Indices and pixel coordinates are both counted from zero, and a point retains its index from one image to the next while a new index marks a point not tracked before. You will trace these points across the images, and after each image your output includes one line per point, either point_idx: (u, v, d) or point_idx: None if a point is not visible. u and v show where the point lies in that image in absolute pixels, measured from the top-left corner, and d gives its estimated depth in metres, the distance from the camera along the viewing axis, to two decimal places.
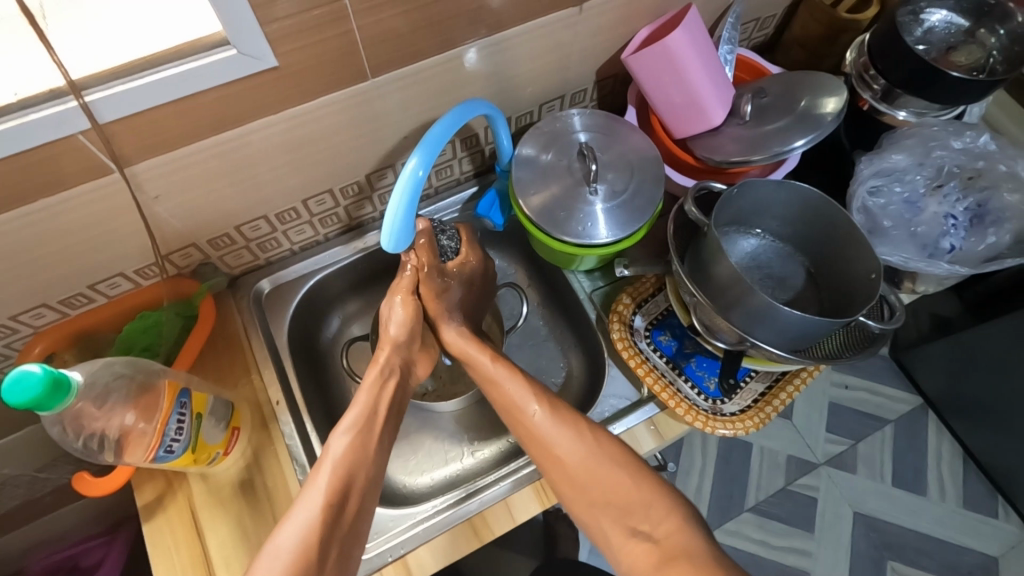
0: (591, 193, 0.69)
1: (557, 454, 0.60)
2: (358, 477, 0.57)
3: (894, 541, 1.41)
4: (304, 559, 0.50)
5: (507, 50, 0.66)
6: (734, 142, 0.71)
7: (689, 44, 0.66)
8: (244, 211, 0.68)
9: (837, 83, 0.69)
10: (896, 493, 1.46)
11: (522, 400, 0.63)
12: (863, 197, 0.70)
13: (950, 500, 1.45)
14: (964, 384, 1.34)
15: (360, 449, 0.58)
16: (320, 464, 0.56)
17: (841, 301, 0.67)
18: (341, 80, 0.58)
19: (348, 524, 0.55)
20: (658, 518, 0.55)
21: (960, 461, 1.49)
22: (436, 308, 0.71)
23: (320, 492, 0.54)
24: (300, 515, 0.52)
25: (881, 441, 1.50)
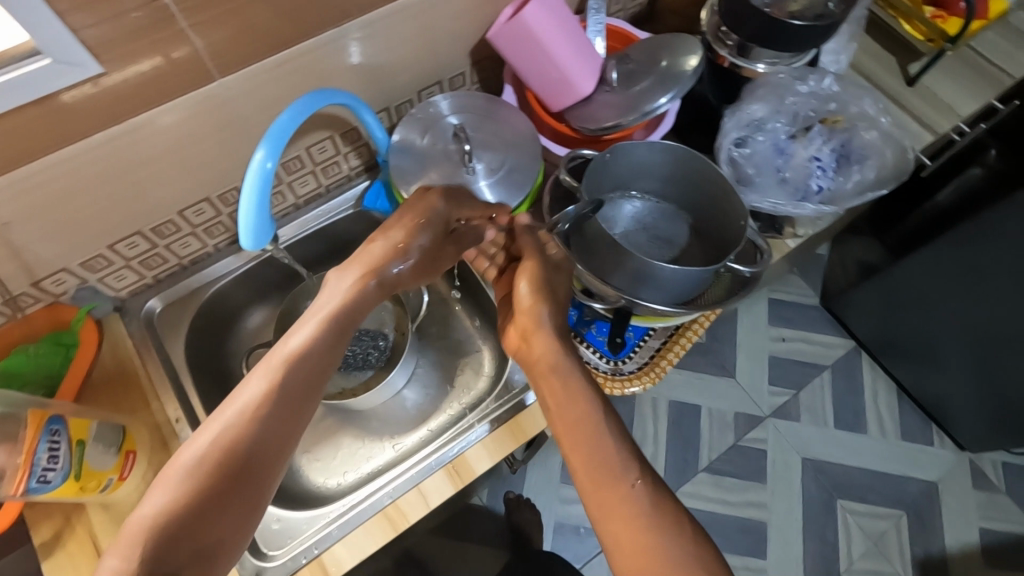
0: (470, 173, 0.70)
1: (586, 419, 0.55)
2: (311, 383, 0.53)
3: (841, 480, 1.48)
4: (220, 463, 0.47)
5: (365, 39, 0.66)
6: (606, 108, 0.72)
7: (544, 16, 0.67)
8: (114, 228, 0.66)
9: (693, 42, 0.71)
10: (840, 435, 1.52)
11: (563, 365, 0.60)
12: (728, 149, 0.73)
13: (889, 435, 1.52)
14: (889, 323, 1.40)
15: (310, 360, 0.54)
16: (263, 369, 0.53)
17: (719, 249, 0.70)
18: (184, 83, 0.56)
19: (285, 426, 0.50)
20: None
21: (896, 397, 1.56)
22: (526, 320, 0.64)
23: (259, 391, 0.51)
24: (220, 423, 0.49)
25: (821, 387, 1.56)
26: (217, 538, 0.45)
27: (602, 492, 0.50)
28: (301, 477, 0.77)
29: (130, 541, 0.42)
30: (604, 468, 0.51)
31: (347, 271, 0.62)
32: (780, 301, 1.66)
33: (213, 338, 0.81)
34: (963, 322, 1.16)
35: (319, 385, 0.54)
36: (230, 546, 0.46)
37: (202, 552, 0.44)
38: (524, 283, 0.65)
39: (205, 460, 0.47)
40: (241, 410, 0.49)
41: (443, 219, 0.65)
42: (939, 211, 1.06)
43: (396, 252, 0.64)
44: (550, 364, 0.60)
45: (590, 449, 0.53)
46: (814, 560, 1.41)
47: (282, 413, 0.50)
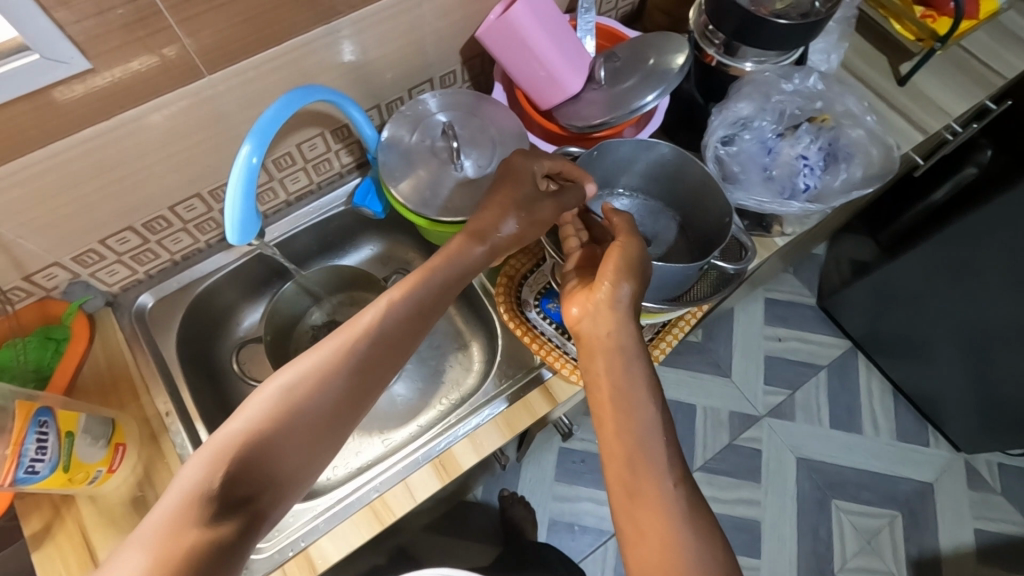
0: (458, 171, 0.70)
1: (636, 405, 0.52)
2: (392, 348, 0.54)
3: (836, 479, 1.48)
4: (299, 405, 0.49)
5: (353, 37, 0.66)
6: (593, 106, 0.73)
7: (530, 15, 0.67)
8: (106, 223, 0.66)
9: (680, 41, 0.71)
10: (834, 434, 1.52)
11: (630, 353, 0.54)
12: (714, 147, 0.73)
13: (883, 433, 1.53)
14: (883, 322, 1.41)
15: (396, 325, 0.54)
16: (348, 329, 0.53)
17: (704, 246, 0.70)
18: (170, 81, 0.57)
19: (364, 386, 0.52)
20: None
21: (891, 396, 1.56)
22: (610, 315, 0.55)
23: (343, 346, 0.52)
24: (302, 366, 0.51)
25: (816, 386, 1.57)
26: (285, 473, 0.47)
27: (633, 480, 0.48)
28: None
29: (212, 460, 0.45)
30: (644, 457, 0.49)
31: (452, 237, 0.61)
32: (775, 300, 1.66)
33: (206, 334, 0.82)
34: (961, 322, 1.16)
35: (402, 350, 0.54)
36: (294, 483, 0.48)
37: (267, 488, 0.46)
38: (610, 263, 0.57)
39: (287, 399, 0.49)
40: (323, 361, 0.51)
41: (536, 176, 0.64)
42: (937, 210, 1.07)
43: (499, 213, 0.61)
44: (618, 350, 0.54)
45: (633, 432, 0.50)
46: (808, 559, 1.41)
47: (360, 371, 0.52)
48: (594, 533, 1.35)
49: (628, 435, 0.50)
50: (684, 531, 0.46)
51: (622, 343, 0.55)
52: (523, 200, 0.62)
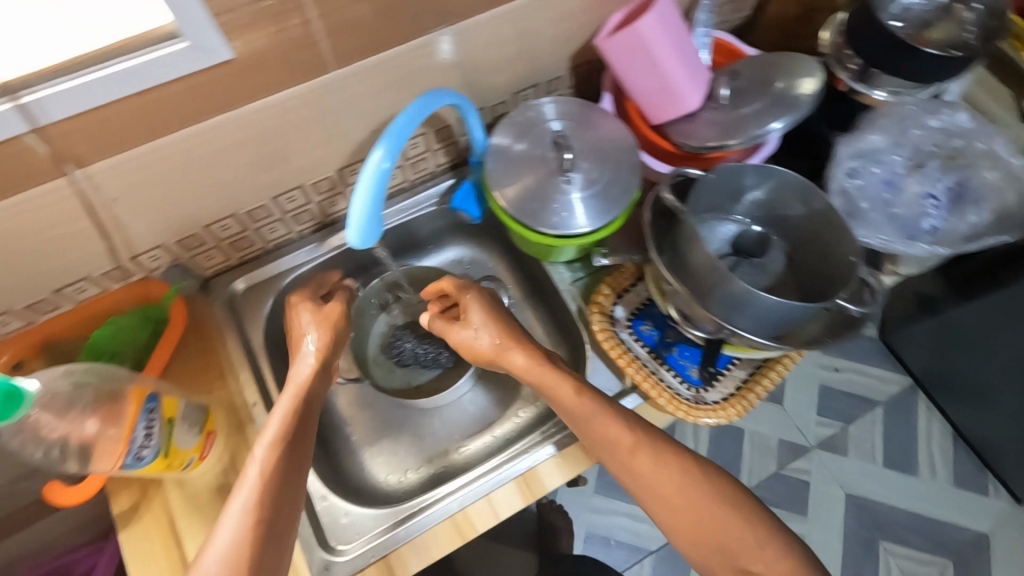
0: (566, 183, 0.68)
1: (612, 445, 0.59)
2: (287, 481, 0.56)
3: (883, 518, 1.42)
4: (242, 563, 0.50)
5: (473, 39, 0.65)
6: (709, 126, 0.70)
7: (660, 27, 0.65)
8: (212, 210, 0.66)
9: (812, 64, 0.69)
10: (887, 474, 1.46)
11: (570, 397, 0.61)
12: (840, 179, 0.69)
13: (940, 477, 1.45)
14: (947, 361, 1.34)
15: (284, 460, 0.57)
16: (245, 481, 0.55)
17: (818, 286, 0.67)
18: (297, 74, 0.56)
19: (283, 520, 0.54)
20: (762, 555, 0.54)
21: (950, 440, 1.49)
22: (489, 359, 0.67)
23: (245, 512, 0.53)
24: (226, 533, 0.52)
25: (871, 423, 1.50)
26: None
27: (680, 511, 0.56)
28: (364, 472, 0.77)
29: None
30: (666, 488, 0.57)
31: (292, 371, 0.64)
32: None
33: None
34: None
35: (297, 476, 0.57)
36: None
37: None
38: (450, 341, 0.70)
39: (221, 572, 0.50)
40: (239, 524, 0.52)
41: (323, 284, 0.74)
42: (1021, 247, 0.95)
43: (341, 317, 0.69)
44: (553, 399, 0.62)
45: (647, 480, 0.58)
46: None
47: (277, 509, 0.54)
48: (629, 550, 1.32)
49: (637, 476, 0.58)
50: (723, 510, 0.56)
51: (545, 376, 0.63)
52: (319, 317, 0.67)
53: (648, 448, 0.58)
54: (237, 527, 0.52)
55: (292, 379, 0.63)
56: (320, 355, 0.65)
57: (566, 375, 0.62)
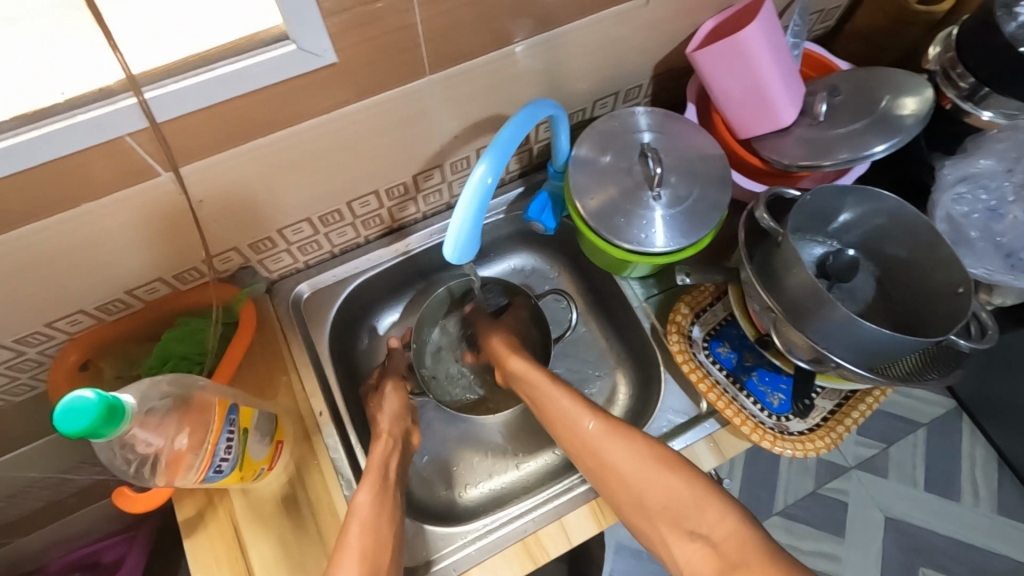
0: (652, 198, 0.65)
1: (615, 467, 0.60)
2: (384, 525, 0.58)
3: (924, 548, 1.24)
4: None
5: (566, 45, 0.62)
6: (801, 144, 0.66)
7: (762, 39, 0.62)
8: (288, 213, 0.64)
9: (918, 82, 0.65)
10: (925, 497, 1.28)
11: (570, 413, 0.65)
12: (948, 205, 0.68)
13: (983, 505, 1.27)
14: (993, 385, 1.18)
15: (380, 506, 0.59)
16: (348, 526, 0.57)
17: (919, 318, 0.64)
18: (393, 78, 0.54)
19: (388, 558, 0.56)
20: (714, 521, 0.53)
21: (995, 466, 1.29)
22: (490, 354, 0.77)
23: (355, 557, 0.54)
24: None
25: (913, 444, 1.31)
26: None
27: (660, 518, 0.56)
28: (424, 486, 0.75)
29: None
30: (640, 484, 0.58)
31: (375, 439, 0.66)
32: None
33: (350, 331, 0.80)
34: None
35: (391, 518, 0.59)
36: None
37: None
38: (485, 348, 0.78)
39: None
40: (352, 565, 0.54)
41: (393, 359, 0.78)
42: None
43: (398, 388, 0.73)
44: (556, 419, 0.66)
45: (633, 489, 0.58)
46: None
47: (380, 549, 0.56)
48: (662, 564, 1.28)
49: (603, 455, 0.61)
50: (675, 479, 0.57)
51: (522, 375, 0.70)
52: (397, 396, 0.72)
53: (617, 432, 0.62)
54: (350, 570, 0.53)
55: (375, 452, 0.64)
56: (388, 425, 0.68)
57: (557, 387, 0.68)
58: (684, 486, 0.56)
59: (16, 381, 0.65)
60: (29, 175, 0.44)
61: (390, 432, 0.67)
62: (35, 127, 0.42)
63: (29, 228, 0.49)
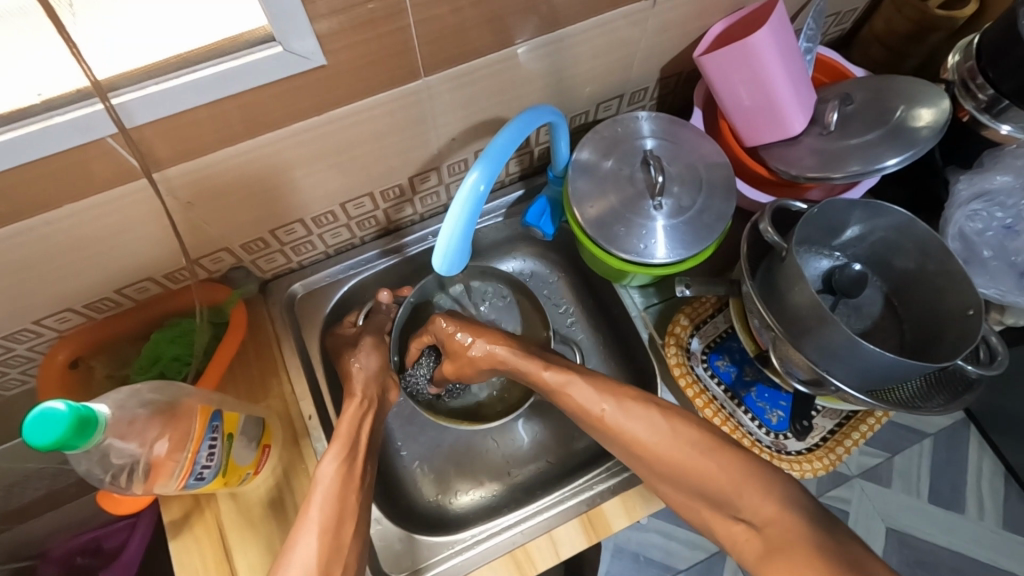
0: (654, 207, 0.63)
1: (642, 451, 0.60)
2: (347, 493, 0.59)
3: (927, 561, 1.21)
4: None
5: (568, 48, 0.60)
6: (811, 154, 0.64)
7: (773, 44, 0.59)
8: (280, 214, 0.63)
9: (935, 91, 0.62)
10: (930, 509, 1.25)
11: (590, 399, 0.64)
12: (960, 222, 0.66)
13: (988, 518, 1.24)
14: (1003, 397, 1.15)
15: (348, 474, 0.60)
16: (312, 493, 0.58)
17: (925, 341, 0.62)
18: (387, 81, 0.52)
19: (351, 522, 0.58)
20: (756, 504, 0.53)
21: (1002, 480, 1.26)
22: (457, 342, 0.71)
23: (315, 529, 0.56)
24: (303, 547, 0.55)
25: (919, 456, 1.28)
26: None
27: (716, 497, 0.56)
28: (415, 493, 0.74)
29: None
30: (670, 466, 0.58)
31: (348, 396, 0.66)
32: None
33: None
34: None
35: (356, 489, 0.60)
36: None
37: None
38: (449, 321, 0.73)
39: None
40: (311, 535, 0.55)
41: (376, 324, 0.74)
42: None
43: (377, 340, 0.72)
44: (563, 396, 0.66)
45: (672, 469, 0.58)
46: None
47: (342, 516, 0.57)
48: None
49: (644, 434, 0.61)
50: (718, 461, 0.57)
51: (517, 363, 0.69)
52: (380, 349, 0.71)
53: (659, 415, 0.61)
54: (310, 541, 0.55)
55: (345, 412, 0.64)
56: (363, 384, 0.67)
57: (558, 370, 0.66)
58: (729, 465, 0.56)
59: (7, 376, 0.65)
60: (8, 177, 0.43)
61: (364, 390, 0.67)
62: (12, 128, 0.41)
63: (14, 229, 0.48)
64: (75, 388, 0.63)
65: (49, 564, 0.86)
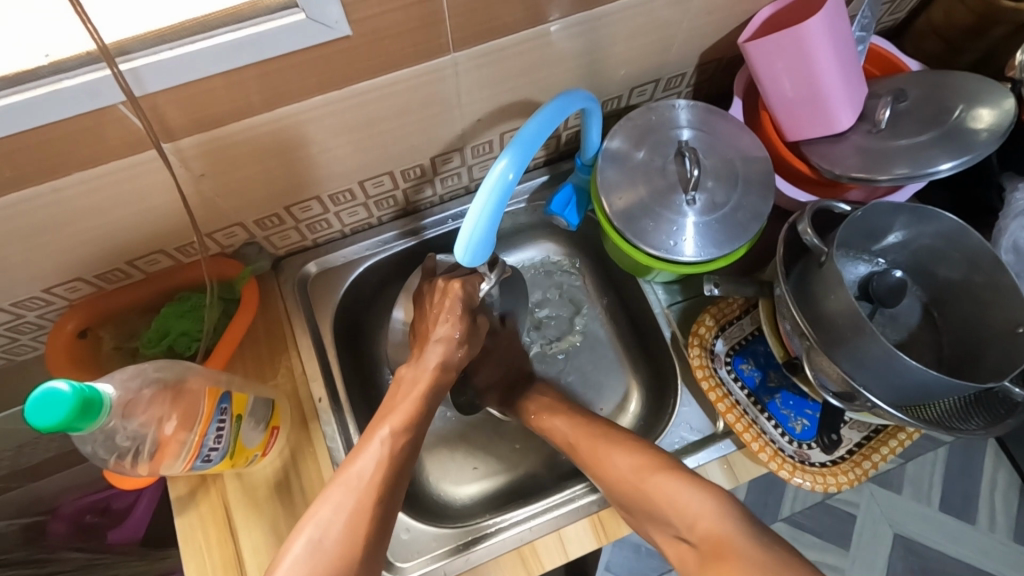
0: (687, 202, 0.60)
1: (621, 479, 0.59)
2: (401, 464, 0.57)
3: (933, 569, 1.19)
4: (348, 536, 0.51)
5: (606, 27, 0.56)
6: (859, 153, 0.60)
7: (827, 34, 0.55)
8: (296, 191, 0.61)
9: (1001, 92, 0.57)
10: (939, 517, 1.22)
11: (570, 436, 0.65)
12: (1016, 234, 0.64)
13: (999, 530, 1.20)
14: None
15: (407, 445, 0.58)
16: (366, 443, 0.57)
17: (966, 358, 0.59)
18: (414, 55, 0.49)
19: (393, 495, 0.55)
20: (695, 517, 0.54)
21: (1018, 493, 1.22)
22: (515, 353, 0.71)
23: (357, 486, 0.54)
24: (337, 498, 0.53)
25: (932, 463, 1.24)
26: None
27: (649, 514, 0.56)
28: (420, 480, 0.72)
29: None
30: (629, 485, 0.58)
31: (426, 347, 0.65)
32: None
33: (359, 313, 0.77)
34: None
35: (407, 465, 0.58)
36: None
37: None
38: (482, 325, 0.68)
39: (326, 543, 0.50)
40: (351, 488, 0.53)
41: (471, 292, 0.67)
42: None
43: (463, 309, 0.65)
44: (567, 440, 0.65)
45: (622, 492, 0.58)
46: None
47: (392, 488, 0.55)
48: None
49: (604, 465, 0.60)
50: (667, 485, 0.56)
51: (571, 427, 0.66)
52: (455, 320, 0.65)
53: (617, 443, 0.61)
54: (349, 494, 0.53)
55: (425, 361, 0.64)
56: (444, 328, 0.65)
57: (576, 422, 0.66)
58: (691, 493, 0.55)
59: (16, 342, 0.64)
60: (15, 142, 0.41)
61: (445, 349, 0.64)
62: (17, 91, 0.38)
63: (21, 196, 0.46)
64: (85, 360, 0.62)
65: (58, 522, 0.84)
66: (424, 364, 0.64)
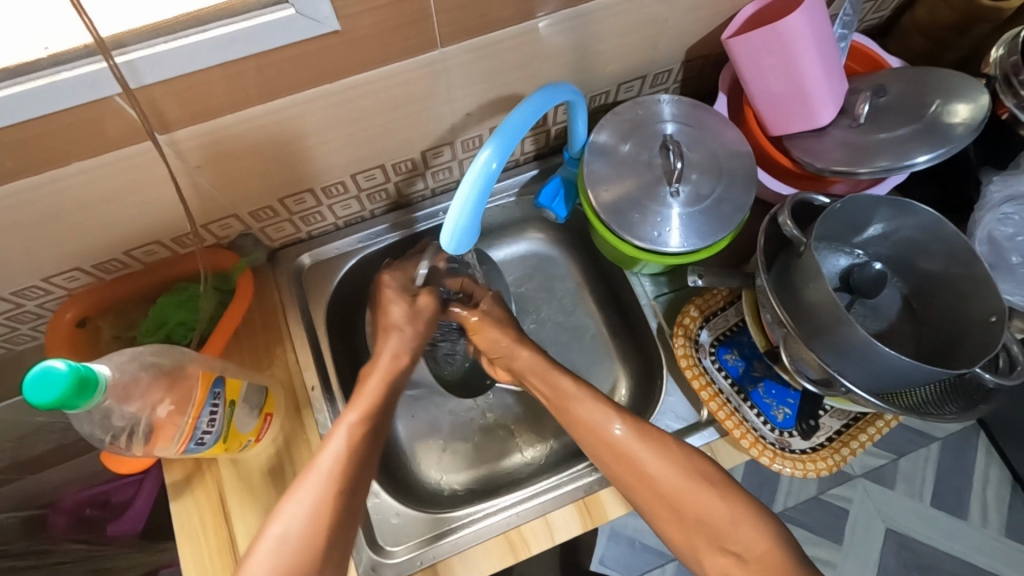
0: (671, 194, 0.61)
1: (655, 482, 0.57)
2: (364, 454, 0.57)
3: (925, 563, 1.20)
4: (313, 529, 0.52)
5: (592, 24, 0.58)
6: (841, 146, 0.61)
7: (806, 30, 0.57)
8: (290, 183, 0.62)
9: (977, 87, 0.59)
10: (931, 512, 1.23)
11: (600, 427, 0.61)
12: (990, 226, 0.65)
13: (991, 526, 1.22)
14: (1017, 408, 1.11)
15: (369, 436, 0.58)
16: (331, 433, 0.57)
17: (944, 347, 0.60)
18: (403, 50, 0.51)
19: (358, 485, 0.56)
20: (749, 538, 0.54)
21: (1009, 489, 1.23)
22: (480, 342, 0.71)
23: (321, 477, 0.54)
24: (304, 492, 0.53)
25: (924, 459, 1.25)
26: None
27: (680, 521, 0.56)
28: (412, 468, 0.74)
29: None
30: (668, 490, 0.57)
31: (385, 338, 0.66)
32: None
33: (353, 305, 0.78)
34: None
35: (372, 454, 0.58)
36: None
37: None
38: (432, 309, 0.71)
39: (291, 536, 0.51)
40: (316, 481, 0.54)
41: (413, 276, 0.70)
42: None
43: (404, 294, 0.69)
44: (596, 436, 0.60)
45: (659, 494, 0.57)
46: None
47: (356, 479, 0.55)
48: None
49: (635, 463, 0.58)
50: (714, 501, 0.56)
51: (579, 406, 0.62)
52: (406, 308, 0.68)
53: (659, 444, 0.59)
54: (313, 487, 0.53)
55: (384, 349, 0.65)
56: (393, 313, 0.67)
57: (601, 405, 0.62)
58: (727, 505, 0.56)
59: (16, 332, 0.66)
60: (15, 132, 0.43)
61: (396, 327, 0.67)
62: (18, 82, 0.40)
63: (22, 185, 0.47)
64: (83, 348, 0.64)
65: (59, 514, 0.86)
66: (382, 352, 0.65)
